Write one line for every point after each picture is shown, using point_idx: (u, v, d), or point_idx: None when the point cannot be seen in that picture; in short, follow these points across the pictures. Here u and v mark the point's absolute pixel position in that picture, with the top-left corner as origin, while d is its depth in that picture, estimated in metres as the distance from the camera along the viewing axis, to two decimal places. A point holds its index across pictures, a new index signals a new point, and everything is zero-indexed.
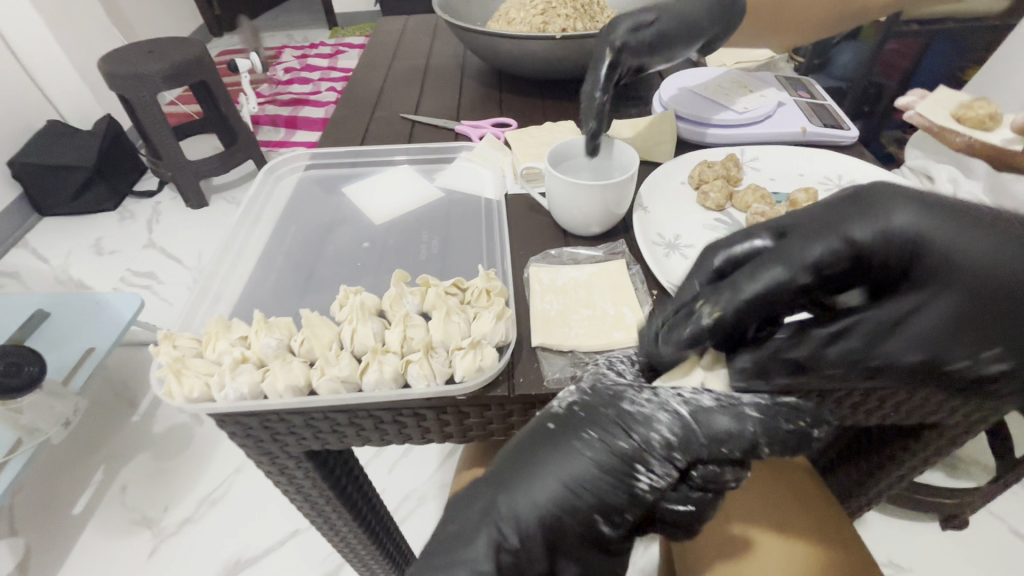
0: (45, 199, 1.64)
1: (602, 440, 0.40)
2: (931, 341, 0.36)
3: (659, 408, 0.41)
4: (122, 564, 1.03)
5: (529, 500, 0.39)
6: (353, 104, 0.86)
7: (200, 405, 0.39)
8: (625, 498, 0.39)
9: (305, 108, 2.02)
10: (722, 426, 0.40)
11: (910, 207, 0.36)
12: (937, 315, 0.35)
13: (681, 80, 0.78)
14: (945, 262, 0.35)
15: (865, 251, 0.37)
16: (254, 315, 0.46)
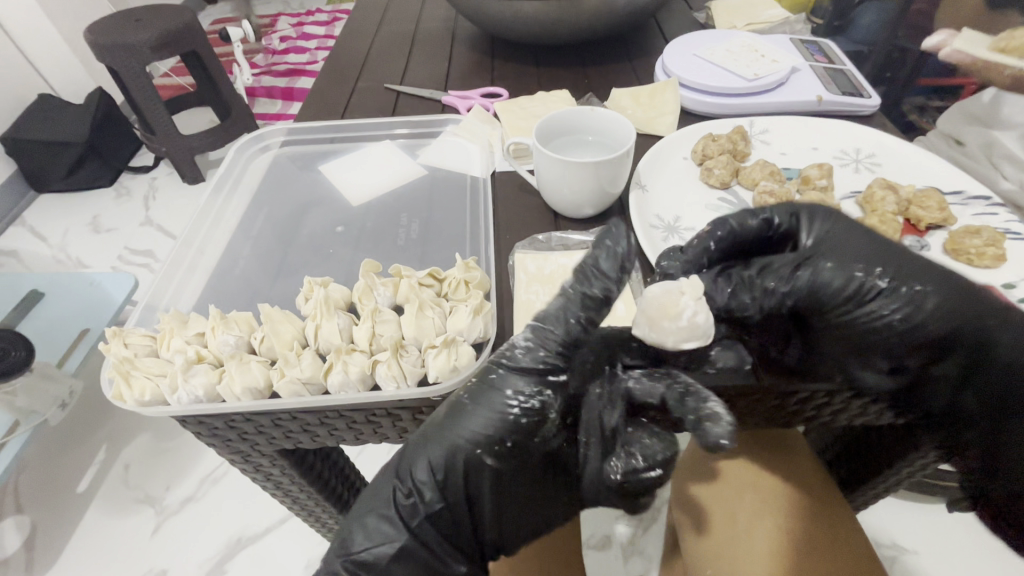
0: (38, 175, 1.60)
1: (481, 379, 0.36)
2: (848, 259, 0.40)
3: (518, 333, 0.36)
4: (127, 541, 1.03)
5: (422, 448, 0.36)
6: (335, 73, 0.81)
7: (152, 408, 0.37)
8: (502, 426, 0.34)
9: (302, 80, 1.95)
10: (562, 329, 0.34)
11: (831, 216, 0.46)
12: (846, 245, 0.41)
13: (687, 44, 0.71)
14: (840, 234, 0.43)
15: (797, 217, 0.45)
16: (211, 310, 0.42)
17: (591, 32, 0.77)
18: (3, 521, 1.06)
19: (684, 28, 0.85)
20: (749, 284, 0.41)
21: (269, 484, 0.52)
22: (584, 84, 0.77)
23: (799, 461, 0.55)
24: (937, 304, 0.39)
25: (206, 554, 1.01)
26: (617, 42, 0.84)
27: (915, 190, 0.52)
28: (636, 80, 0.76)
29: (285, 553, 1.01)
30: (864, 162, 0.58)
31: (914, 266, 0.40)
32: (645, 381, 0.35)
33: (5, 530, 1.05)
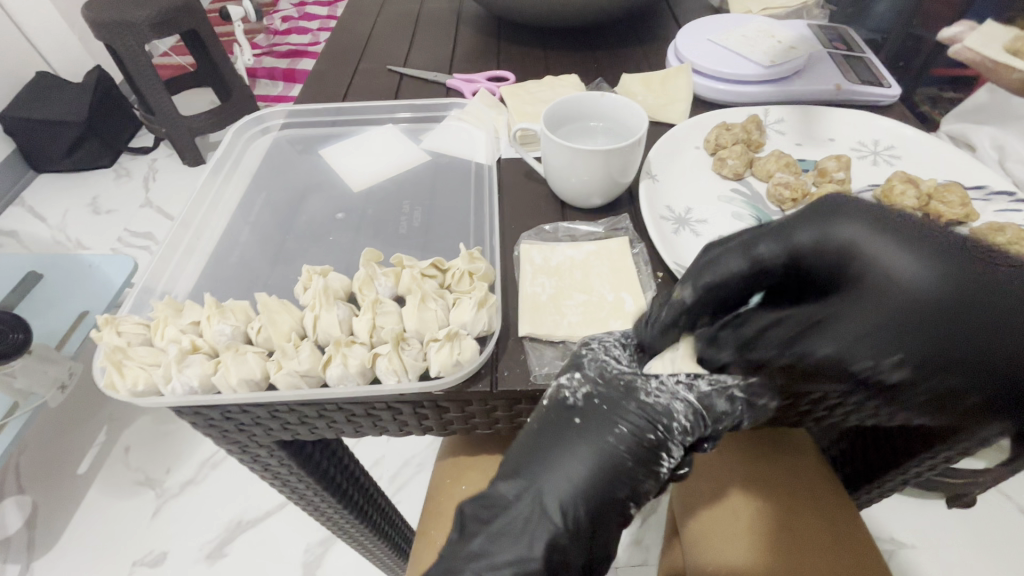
0: (36, 154, 1.58)
1: (632, 432, 0.34)
2: (849, 355, 0.30)
3: (672, 397, 0.36)
4: (128, 522, 1.03)
5: (558, 489, 0.33)
6: (337, 53, 0.78)
7: (145, 398, 0.36)
8: (651, 483, 0.35)
9: (303, 61, 1.91)
10: (722, 409, 0.36)
11: (865, 217, 0.29)
12: (852, 328, 0.29)
13: (702, 28, 0.68)
14: (871, 272, 0.29)
15: (805, 256, 0.32)
16: (207, 298, 0.41)
17: (601, 14, 0.74)
18: (5, 501, 1.06)
19: (696, 11, 0.82)
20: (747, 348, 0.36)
21: (268, 474, 0.51)
22: (592, 69, 0.74)
23: (798, 461, 0.55)
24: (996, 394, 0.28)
25: (206, 537, 1.02)
26: (628, 26, 0.82)
27: (937, 184, 0.51)
28: (647, 65, 0.74)
29: (283, 538, 1.01)
30: (883, 155, 0.56)
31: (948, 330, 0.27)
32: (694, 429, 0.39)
33: (6, 510, 1.05)
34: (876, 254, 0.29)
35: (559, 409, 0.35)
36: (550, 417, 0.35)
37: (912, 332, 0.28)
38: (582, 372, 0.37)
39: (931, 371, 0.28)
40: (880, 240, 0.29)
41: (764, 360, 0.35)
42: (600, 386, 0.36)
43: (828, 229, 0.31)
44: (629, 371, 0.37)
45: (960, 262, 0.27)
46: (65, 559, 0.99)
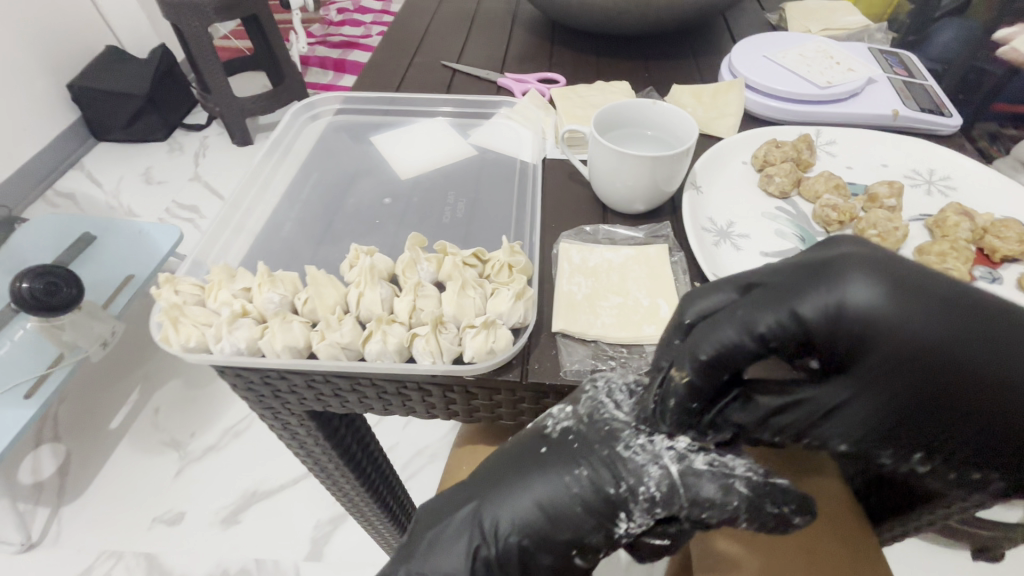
0: (99, 124, 1.66)
1: (591, 478, 0.36)
2: (867, 429, 0.30)
3: (651, 460, 0.35)
4: (151, 480, 1.08)
5: (507, 510, 0.37)
6: (394, 45, 0.81)
7: (196, 355, 0.38)
8: (599, 538, 0.36)
9: (355, 53, 1.97)
10: (706, 494, 0.34)
11: (875, 281, 0.27)
12: (867, 415, 0.29)
13: (758, 44, 0.68)
14: (906, 355, 0.27)
15: (813, 330, 0.28)
16: (259, 266, 0.43)
17: (655, 22, 0.75)
18: (42, 447, 1.12)
19: (753, 28, 0.82)
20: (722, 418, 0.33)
21: (294, 444, 0.53)
22: (643, 78, 0.75)
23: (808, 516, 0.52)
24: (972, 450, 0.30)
25: (221, 503, 1.05)
26: (681, 38, 0.82)
27: (994, 218, 0.49)
28: (697, 78, 0.74)
29: (295, 512, 1.04)
30: (937, 184, 0.55)
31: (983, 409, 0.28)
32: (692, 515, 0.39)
33: (42, 455, 1.11)
34: (909, 329, 0.27)
35: (536, 442, 0.39)
36: (528, 441, 0.39)
37: (930, 413, 0.29)
38: (575, 407, 0.39)
39: (937, 440, 0.30)
40: (915, 315, 0.27)
41: (775, 435, 0.32)
42: (589, 417, 0.37)
43: (831, 306, 0.28)
44: (618, 415, 0.37)
45: (977, 331, 0.27)
46: (92, 507, 1.05)
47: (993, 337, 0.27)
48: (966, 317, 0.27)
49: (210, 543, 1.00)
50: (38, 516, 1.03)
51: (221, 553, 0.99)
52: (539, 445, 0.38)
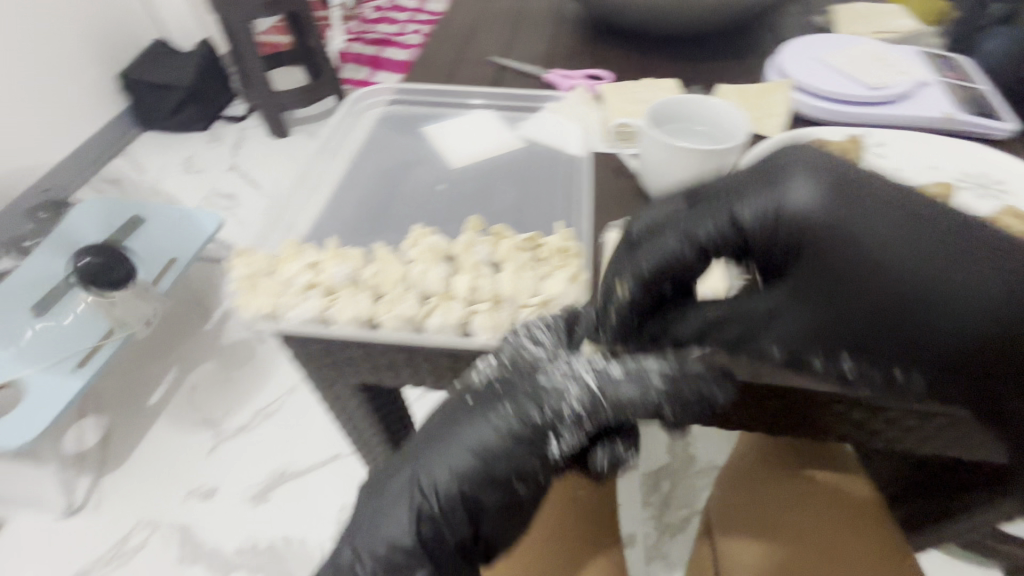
0: (146, 114, 1.73)
1: (514, 411, 0.36)
2: (804, 334, 0.32)
3: (570, 378, 0.36)
4: (186, 455, 1.13)
5: (437, 466, 0.36)
6: (442, 41, 0.84)
7: (267, 322, 0.40)
8: (538, 465, 0.36)
9: (389, 50, 2.01)
10: (626, 395, 0.35)
11: (812, 181, 0.31)
12: (802, 316, 0.32)
13: (806, 48, 0.69)
14: (843, 248, 0.30)
15: (747, 230, 0.33)
16: (326, 242, 0.45)
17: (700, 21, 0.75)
18: (85, 418, 1.17)
19: (800, 30, 0.82)
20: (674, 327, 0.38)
21: (340, 417, 0.56)
22: (687, 77, 0.76)
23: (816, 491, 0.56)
24: (915, 366, 0.31)
25: (252, 480, 1.09)
26: (725, 37, 0.82)
27: None
28: (742, 79, 0.74)
29: (322, 493, 1.07)
30: (989, 188, 0.54)
31: (923, 306, 0.29)
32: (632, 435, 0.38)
33: (85, 427, 1.16)
34: (847, 228, 0.30)
35: (459, 394, 0.38)
36: (452, 400, 0.39)
37: (865, 319, 0.31)
38: (494, 356, 0.39)
39: (874, 342, 0.31)
40: (848, 216, 0.30)
41: (712, 340, 0.36)
42: (521, 341, 0.39)
43: (767, 206, 0.32)
44: (534, 349, 0.38)
45: (921, 231, 0.29)
46: (131, 477, 1.10)
47: (930, 236, 0.29)
48: (906, 222, 0.29)
49: (240, 519, 1.04)
50: (81, 483, 1.08)
51: (251, 527, 1.03)
52: (462, 397, 0.38)
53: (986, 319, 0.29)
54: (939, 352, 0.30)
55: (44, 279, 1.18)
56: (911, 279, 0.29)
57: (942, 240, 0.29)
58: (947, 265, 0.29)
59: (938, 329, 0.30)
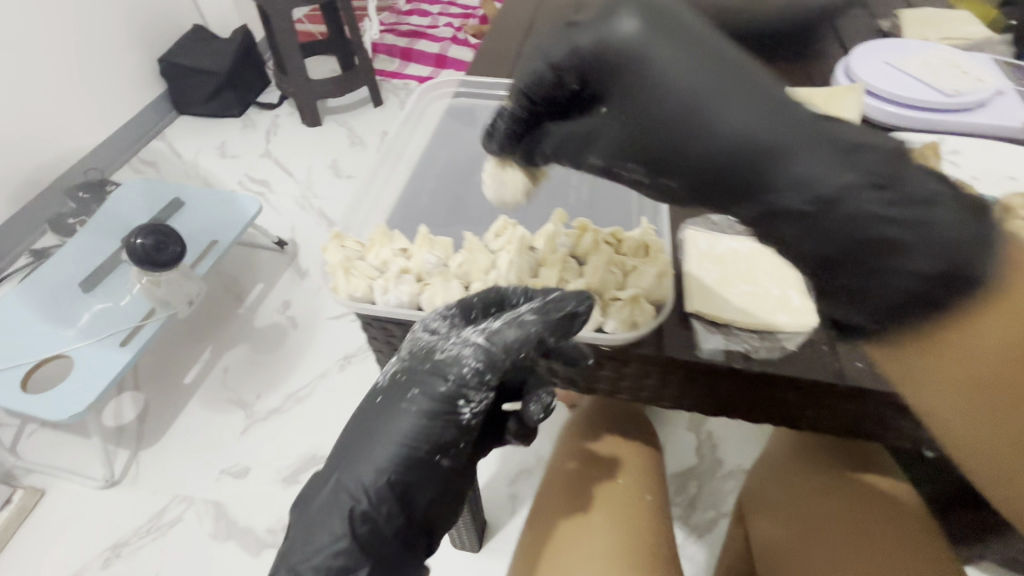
0: (182, 98, 1.74)
1: (424, 391, 0.43)
2: (613, 145, 0.35)
3: (462, 346, 0.42)
4: (219, 436, 1.14)
5: (366, 464, 0.43)
6: (500, 35, 0.84)
7: (362, 304, 0.45)
8: (454, 428, 0.44)
9: (421, 42, 2.01)
10: (510, 339, 0.42)
11: (641, 12, 0.31)
12: (613, 128, 0.34)
13: (880, 49, 0.68)
14: (643, 76, 0.31)
15: (575, 59, 0.33)
16: (417, 230, 0.50)
17: None
18: (124, 394, 1.21)
19: (863, 34, 0.81)
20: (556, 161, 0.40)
21: None
22: None
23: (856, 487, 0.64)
24: (685, 193, 0.33)
25: (281, 463, 1.10)
26: None
27: None
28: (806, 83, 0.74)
29: None
30: None
31: (695, 130, 0.30)
32: (540, 393, 0.46)
33: (124, 403, 1.20)
34: (651, 67, 0.31)
35: (373, 396, 0.45)
36: (368, 405, 0.46)
37: (649, 136, 0.32)
38: (398, 355, 0.46)
39: (653, 159, 0.33)
40: (652, 46, 0.30)
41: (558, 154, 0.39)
42: (474, 294, 0.46)
43: (587, 37, 0.32)
44: (426, 337, 0.44)
45: (722, 67, 0.29)
46: (167, 453, 1.12)
47: (730, 69, 0.29)
48: (696, 51, 0.30)
49: (271, 500, 1.05)
50: (120, 457, 1.12)
51: (282, 508, 1.04)
52: (375, 397, 0.45)
53: (745, 153, 0.30)
54: (698, 179, 0.32)
55: (89, 258, 1.20)
56: (690, 112, 0.30)
57: (744, 74, 0.30)
58: (724, 100, 0.29)
59: (695, 159, 0.31)
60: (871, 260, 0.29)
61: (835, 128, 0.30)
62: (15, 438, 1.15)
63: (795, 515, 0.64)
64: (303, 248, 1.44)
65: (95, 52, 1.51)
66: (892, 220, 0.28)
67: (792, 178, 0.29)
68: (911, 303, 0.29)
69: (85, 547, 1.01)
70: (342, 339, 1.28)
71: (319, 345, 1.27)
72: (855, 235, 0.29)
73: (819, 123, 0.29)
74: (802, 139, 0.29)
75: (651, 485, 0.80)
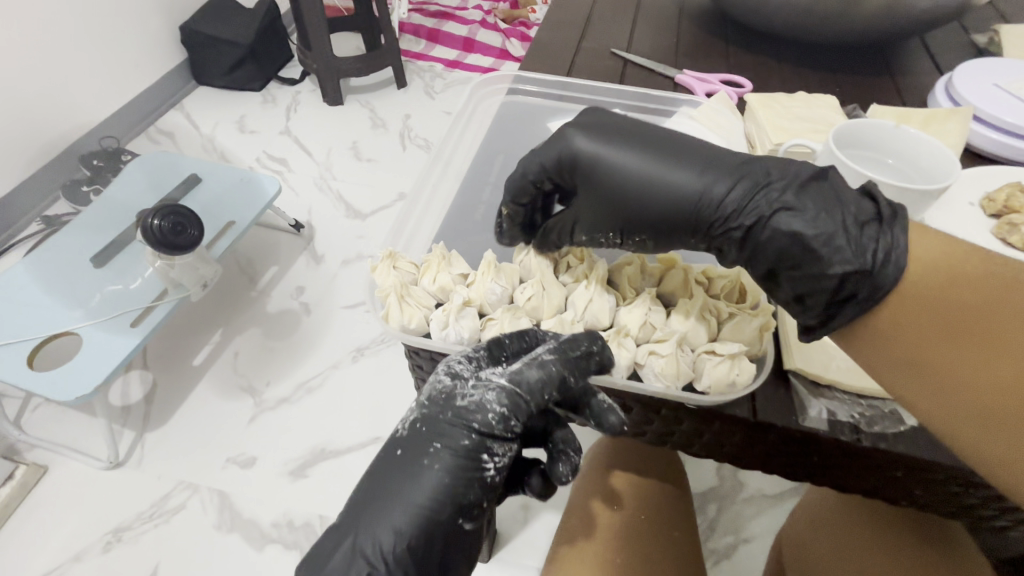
0: (202, 68, 1.67)
1: (449, 444, 0.43)
2: (597, 223, 0.49)
3: (486, 390, 0.44)
4: (227, 424, 1.08)
5: (384, 526, 0.41)
6: (557, 26, 0.78)
7: (415, 334, 0.49)
8: (479, 484, 0.43)
9: (450, 23, 1.93)
10: (532, 381, 0.44)
11: (589, 136, 0.48)
12: (590, 213, 0.49)
13: (991, 69, 0.63)
14: (604, 175, 0.48)
15: (554, 169, 0.50)
16: (483, 256, 0.53)
17: (856, 34, 0.69)
18: (131, 372, 1.15)
19: (953, 48, 0.74)
20: (564, 237, 0.51)
21: None
22: (833, 91, 0.69)
23: (875, 515, 0.67)
24: (656, 236, 0.48)
25: (289, 455, 1.04)
26: (867, 53, 0.75)
27: None
28: (899, 102, 0.67)
29: None
30: None
31: (654, 196, 0.47)
32: (565, 460, 0.45)
33: (131, 382, 1.13)
34: (606, 166, 0.48)
35: (391, 447, 0.44)
36: (385, 457, 0.44)
37: (620, 213, 0.48)
38: (417, 403, 0.46)
39: (630, 225, 0.48)
40: (601, 156, 0.48)
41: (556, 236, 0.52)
42: (506, 333, 0.48)
43: (557, 154, 0.49)
44: (447, 381, 0.45)
45: (652, 154, 0.47)
46: (172, 437, 1.06)
47: (653, 153, 0.47)
48: (631, 145, 0.47)
49: (278, 493, 1.00)
50: (124, 439, 1.06)
51: (289, 503, 0.99)
52: (394, 449, 0.44)
53: (692, 201, 0.45)
54: (664, 224, 0.47)
55: (103, 232, 1.15)
56: (644, 179, 0.47)
57: (670, 149, 0.48)
58: (660, 168, 0.47)
59: (658, 209, 0.46)
60: (798, 263, 0.42)
61: (742, 163, 0.46)
62: (21, 410, 1.08)
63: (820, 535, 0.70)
64: (321, 232, 1.37)
65: (117, 14, 1.43)
66: (812, 233, 0.41)
67: (724, 203, 0.44)
68: (834, 296, 0.41)
69: (84, 531, 0.96)
70: (356, 329, 1.21)
71: (334, 333, 1.21)
72: (781, 247, 0.43)
73: (732, 164, 0.46)
74: (722, 176, 0.45)
75: (685, 523, 0.79)
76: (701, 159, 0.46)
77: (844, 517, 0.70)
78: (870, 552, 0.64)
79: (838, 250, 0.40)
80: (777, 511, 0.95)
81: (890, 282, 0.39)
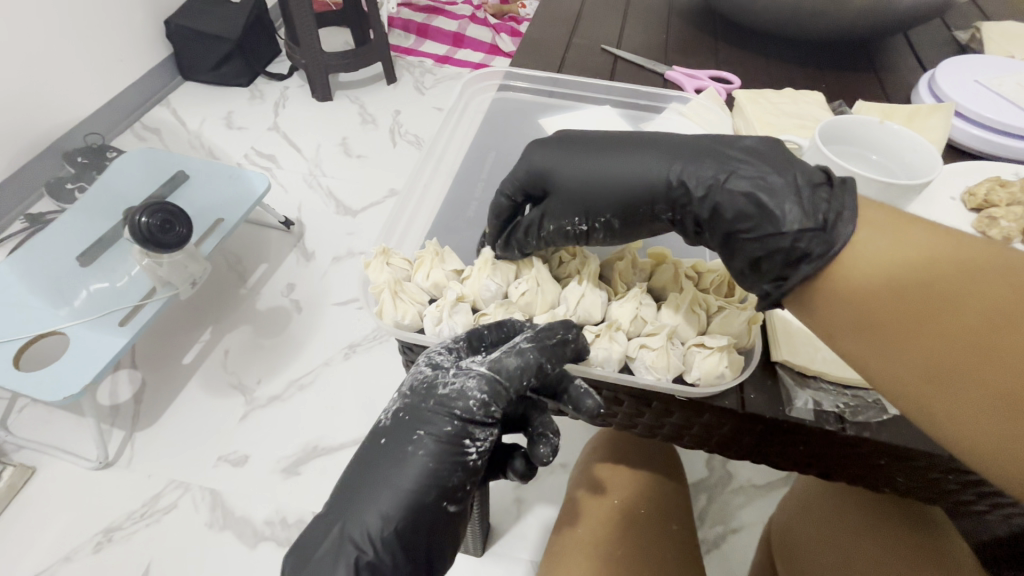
0: (188, 63, 1.64)
1: (431, 431, 0.43)
2: (565, 216, 0.50)
3: (467, 377, 0.44)
4: (218, 421, 1.07)
5: (371, 512, 0.42)
6: (547, 21, 0.78)
7: (407, 330, 0.50)
8: (462, 470, 0.44)
9: (439, 18, 1.92)
10: (511, 368, 0.44)
11: (552, 147, 0.51)
12: (558, 211, 0.50)
13: (972, 66, 0.64)
14: (567, 176, 0.49)
15: (522, 180, 0.52)
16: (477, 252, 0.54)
17: (843, 31, 0.70)
18: (119, 372, 1.14)
19: (937, 45, 0.76)
20: (533, 233, 0.51)
21: None
22: (819, 88, 0.70)
23: (852, 502, 0.70)
24: (624, 215, 0.49)
25: (282, 453, 1.04)
26: (853, 50, 0.76)
27: None
28: (884, 98, 0.69)
29: None
30: None
31: (616, 182, 0.48)
32: (546, 441, 0.45)
33: (119, 381, 1.12)
34: (567, 168, 0.49)
35: (375, 437, 0.45)
36: (369, 447, 0.45)
37: (584, 203, 0.49)
38: (400, 393, 0.46)
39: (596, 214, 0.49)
40: (564, 158, 0.50)
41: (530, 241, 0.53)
42: (485, 325, 0.50)
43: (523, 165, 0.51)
44: (429, 371, 0.45)
45: (610, 150, 0.49)
46: (162, 435, 1.06)
47: (613, 150, 0.49)
48: (587, 148, 0.49)
49: (271, 490, 1.00)
50: (114, 438, 1.05)
51: (283, 500, 0.99)
52: (379, 439, 0.44)
53: (650, 181, 0.47)
54: (629, 202, 0.48)
55: (89, 230, 1.14)
56: (603, 168, 0.48)
57: (627, 144, 0.49)
58: (618, 158, 0.48)
59: (620, 189, 0.47)
60: (757, 224, 0.42)
61: (700, 141, 0.47)
62: (5, 412, 1.07)
63: (809, 523, 0.72)
64: (311, 228, 1.36)
65: (101, 8, 1.41)
66: (762, 192, 0.43)
67: (679, 173, 0.46)
68: (788, 255, 0.41)
69: (75, 530, 0.95)
70: (348, 326, 1.21)
71: (326, 329, 1.20)
72: (738, 209, 0.43)
73: (687, 144, 0.47)
74: (675, 156, 0.47)
75: (678, 514, 0.80)
76: (660, 148, 0.48)
77: (826, 504, 0.72)
78: (839, 536, 0.67)
79: (789, 206, 0.41)
80: (765, 501, 0.97)
81: (846, 237, 0.39)
